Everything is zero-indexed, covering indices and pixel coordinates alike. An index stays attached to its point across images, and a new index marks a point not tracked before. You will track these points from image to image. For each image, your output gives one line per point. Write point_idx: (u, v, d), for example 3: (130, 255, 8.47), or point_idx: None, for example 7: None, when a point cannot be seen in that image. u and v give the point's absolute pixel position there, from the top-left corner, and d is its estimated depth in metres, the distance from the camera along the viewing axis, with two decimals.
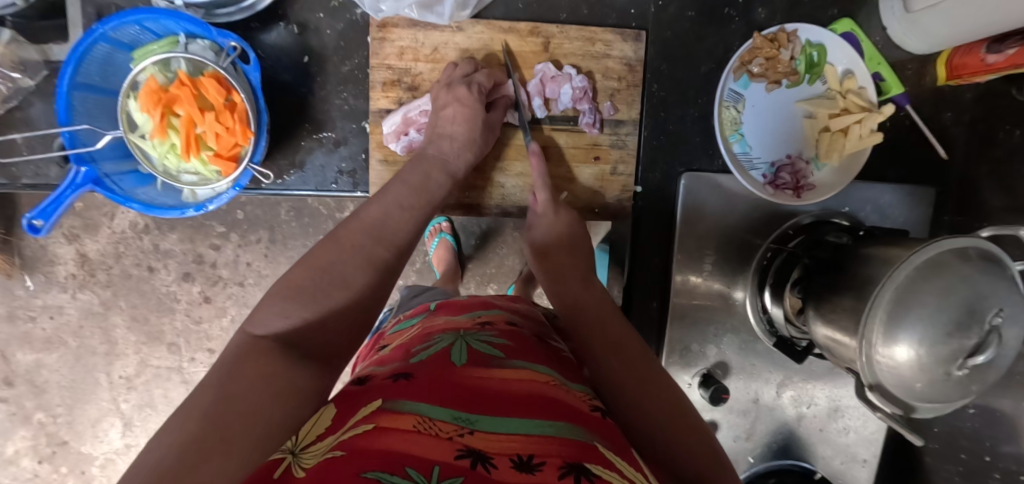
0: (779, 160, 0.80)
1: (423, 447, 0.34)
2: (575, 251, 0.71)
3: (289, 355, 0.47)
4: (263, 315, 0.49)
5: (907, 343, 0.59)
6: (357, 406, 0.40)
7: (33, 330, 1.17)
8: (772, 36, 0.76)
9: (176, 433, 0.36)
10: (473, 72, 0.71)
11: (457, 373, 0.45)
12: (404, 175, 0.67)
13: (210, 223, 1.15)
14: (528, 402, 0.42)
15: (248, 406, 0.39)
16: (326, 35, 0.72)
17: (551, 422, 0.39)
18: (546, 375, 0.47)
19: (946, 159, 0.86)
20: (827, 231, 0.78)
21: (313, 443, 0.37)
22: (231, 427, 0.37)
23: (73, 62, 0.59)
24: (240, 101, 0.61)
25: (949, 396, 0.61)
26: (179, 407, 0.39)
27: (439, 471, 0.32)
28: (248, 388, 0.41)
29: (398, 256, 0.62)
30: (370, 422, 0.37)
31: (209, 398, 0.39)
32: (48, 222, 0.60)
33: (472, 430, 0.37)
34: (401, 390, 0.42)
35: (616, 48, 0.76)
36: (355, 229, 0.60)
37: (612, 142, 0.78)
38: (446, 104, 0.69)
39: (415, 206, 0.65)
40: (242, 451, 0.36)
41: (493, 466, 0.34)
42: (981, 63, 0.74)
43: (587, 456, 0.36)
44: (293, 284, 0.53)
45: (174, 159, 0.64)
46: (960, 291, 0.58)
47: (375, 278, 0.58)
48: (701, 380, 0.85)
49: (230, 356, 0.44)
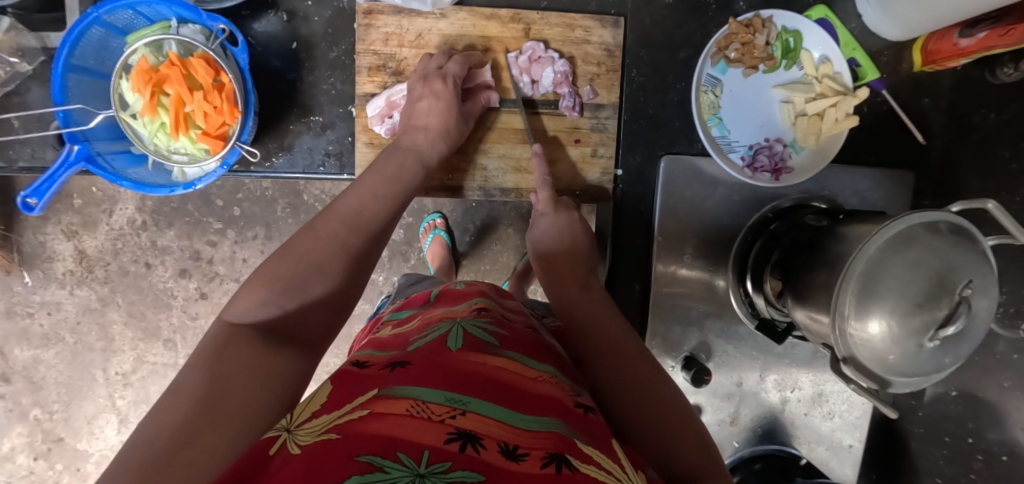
0: (757, 143, 0.82)
1: (413, 431, 0.35)
2: (574, 255, 0.71)
3: (268, 341, 0.48)
4: (242, 304, 0.50)
5: (879, 316, 0.60)
6: (352, 391, 0.41)
7: (30, 326, 1.19)
8: (747, 21, 0.78)
9: (165, 418, 0.38)
10: (446, 62, 0.73)
11: (451, 360, 0.46)
12: (380, 166, 0.68)
13: (207, 219, 1.18)
14: (516, 395, 0.43)
15: (232, 392, 0.41)
16: (314, 22, 0.74)
17: (539, 417, 0.41)
18: (539, 372, 0.49)
19: (925, 143, 0.87)
20: (805, 213, 0.80)
21: (309, 420, 0.37)
22: (219, 413, 0.39)
23: (68, 44, 0.62)
24: (228, 81, 0.63)
25: (923, 368, 0.62)
26: (167, 393, 0.40)
27: (429, 455, 0.32)
28: (231, 375, 0.43)
29: (371, 243, 0.63)
30: (366, 407, 0.37)
31: (196, 386, 0.41)
32: (41, 200, 0.63)
33: (464, 413, 0.38)
34: (396, 377, 0.43)
35: (596, 34, 0.78)
36: (330, 220, 0.61)
37: (593, 125, 0.80)
38: (422, 97, 0.71)
39: (390, 193, 0.66)
40: (228, 433, 0.39)
41: (482, 448, 0.34)
42: (955, 48, 0.76)
43: (571, 449, 0.38)
44: (272, 274, 0.54)
45: (164, 138, 0.66)
46: (928, 263, 0.59)
47: (350, 265, 0.59)
48: (684, 363, 0.86)
49: (211, 344, 0.46)
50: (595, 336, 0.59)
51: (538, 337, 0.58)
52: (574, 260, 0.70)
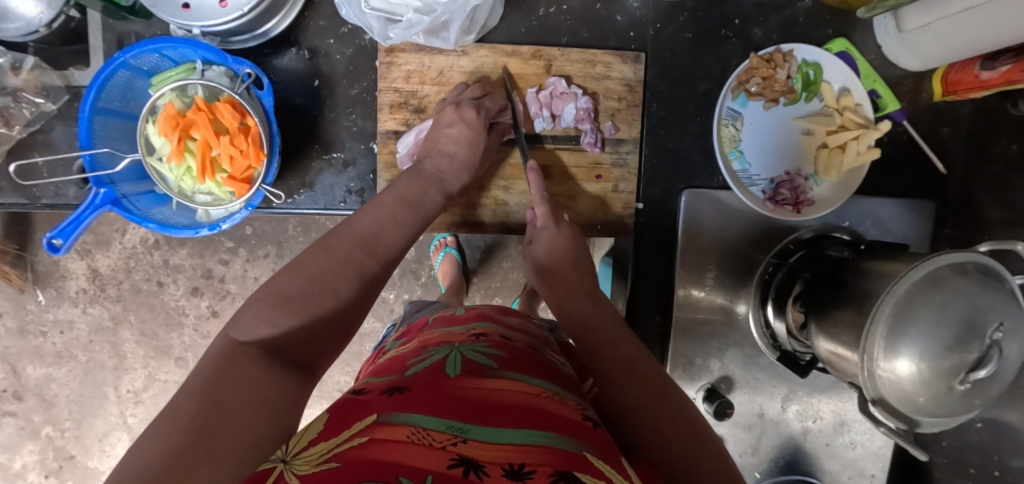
0: (779, 176, 0.81)
1: (415, 457, 0.36)
2: (580, 270, 0.68)
3: (269, 361, 0.48)
4: (250, 320, 0.50)
5: (908, 357, 0.60)
6: (351, 417, 0.42)
7: (43, 344, 1.19)
8: (768, 56, 0.78)
9: (162, 441, 0.37)
10: (481, 96, 0.74)
11: (451, 386, 0.47)
12: (400, 189, 0.68)
13: (220, 238, 1.18)
14: (517, 413, 0.44)
15: (233, 415, 0.41)
16: (336, 60, 0.74)
17: (543, 433, 0.42)
18: (538, 387, 0.49)
19: (946, 174, 0.87)
20: (829, 245, 0.80)
21: (305, 450, 0.39)
22: (217, 437, 0.38)
23: (95, 89, 0.62)
24: (254, 124, 0.63)
25: (952, 410, 0.62)
26: (162, 417, 0.39)
27: (432, 479, 0.34)
28: (232, 399, 0.42)
29: (385, 266, 0.63)
30: (364, 435, 0.39)
31: (197, 406, 0.40)
32: (67, 241, 0.63)
33: (466, 439, 0.39)
34: (396, 402, 0.44)
35: (616, 70, 0.78)
36: (345, 238, 0.61)
37: (614, 160, 0.79)
38: (451, 124, 0.71)
39: (409, 221, 0.66)
40: (226, 456, 0.37)
41: (484, 475, 0.35)
42: (976, 80, 0.76)
43: (578, 467, 0.38)
44: (279, 293, 0.53)
45: (189, 181, 0.66)
46: (957, 306, 0.59)
47: (361, 289, 0.59)
48: (704, 395, 0.86)
49: (215, 364, 0.45)
50: (600, 356, 0.55)
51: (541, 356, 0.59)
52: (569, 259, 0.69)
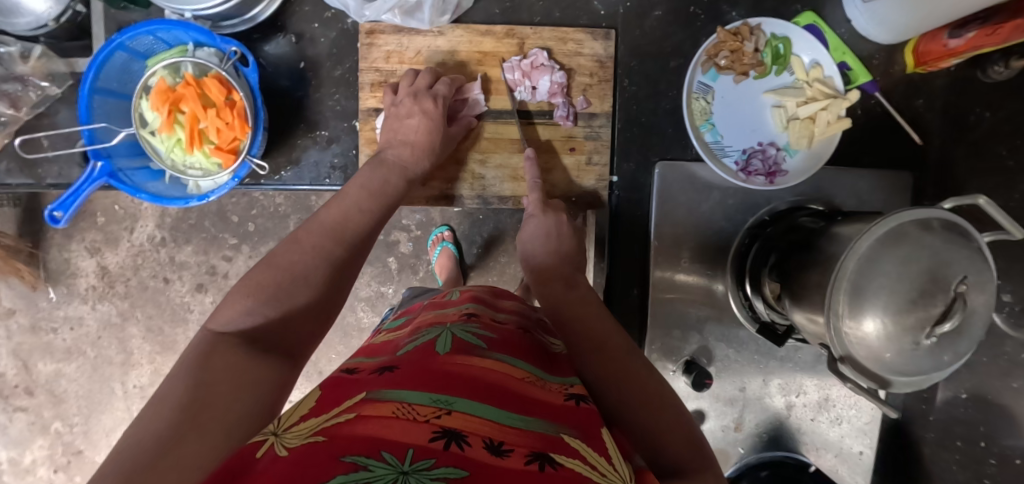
0: (750, 147, 0.83)
1: (399, 431, 0.38)
2: (560, 256, 0.75)
3: (250, 346, 0.51)
4: (227, 314, 0.54)
5: (874, 315, 0.61)
6: (342, 395, 0.44)
7: (54, 340, 1.23)
8: (735, 30, 0.80)
9: (153, 421, 0.40)
10: (433, 83, 0.76)
11: (438, 363, 0.49)
12: (362, 179, 0.71)
13: (223, 235, 1.22)
14: (501, 394, 0.46)
15: (219, 395, 0.44)
16: (320, 43, 0.78)
17: (522, 417, 0.44)
18: (523, 371, 0.52)
19: (922, 145, 0.88)
20: (800, 216, 0.81)
21: (296, 424, 0.39)
22: (206, 412, 0.42)
23: (93, 68, 0.67)
24: (240, 99, 0.67)
25: (921, 367, 0.63)
26: (152, 400, 0.43)
27: (414, 453, 0.35)
28: (215, 380, 0.45)
29: (354, 252, 0.66)
30: (353, 410, 0.41)
31: (182, 389, 0.43)
32: (67, 213, 0.67)
33: (450, 412, 0.41)
34: (385, 380, 0.46)
35: (588, 47, 0.81)
36: (314, 230, 0.65)
37: (587, 133, 0.82)
38: (410, 115, 0.74)
39: (373, 208, 0.69)
40: (214, 431, 0.41)
41: (466, 446, 0.38)
42: (944, 49, 0.78)
43: (555, 448, 0.41)
44: (254, 287, 0.57)
45: (180, 153, 0.70)
46: (920, 259, 0.61)
47: (333, 274, 0.63)
48: (684, 368, 0.87)
49: (197, 352, 0.48)
50: (574, 330, 0.63)
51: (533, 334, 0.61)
52: (563, 263, 0.74)
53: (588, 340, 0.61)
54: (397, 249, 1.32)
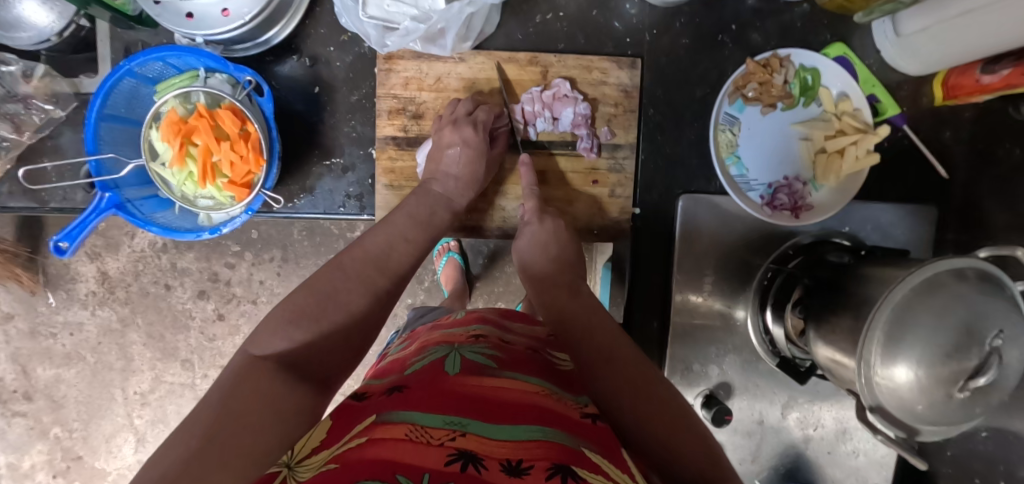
0: (776, 181, 0.81)
1: (414, 455, 0.37)
2: (561, 264, 0.71)
3: (286, 372, 0.49)
4: (267, 336, 0.51)
5: (906, 364, 0.60)
6: (353, 419, 0.43)
7: (53, 345, 1.21)
8: (764, 61, 0.78)
9: (177, 450, 0.38)
10: (474, 109, 0.74)
11: (449, 384, 0.47)
12: (411, 208, 0.70)
13: (226, 242, 1.20)
14: (515, 409, 0.44)
15: (249, 424, 0.42)
16: (336, 67, 0.76)
17: (542, 428, 0.42)
18: (537, 386, 0.50)
19: (949, 179, 0.87)
20: (828, 250, 0.79)
21: (309, 456, 0.39)
22: (229, 443, 0.39)
23: (101, 96, 0.64)
24: (254, 130, 0.65)
25: (953, 417, 0.61)
26: (181, 427, 0.40)
27: (430, 476, 0.34)
28: (248, 409, 0.43)
29: (396, 283, 0.64)
30: (365, 435, 0.40)
31: (211, 418, 0.41)
32: (73, 244, 0.65)
33: (464, 434, 0.40)
34: (395, 402, 0.45)
35: (613, 75, 0.79)
36: (355, 258, 0.63)
37: (611, 165, 0.80)
38: (449, 144, 0.72)
39: (419, 240, 0.68)
40: (240, 461, 0.38)
41: (484, 468, 0.36)
42: (977, 84, 0.76)
43: (576, 461, 0.39)
44: (296, 308, 0.55)
45: (191, 186, 0.67)
46: (955, 313, 0.58)
47: (375, 304, 0.61)
48: (702, 401, 0.85)
49: (233, 376, 0.46)
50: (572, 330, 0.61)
51: (540, 350, 0.59)
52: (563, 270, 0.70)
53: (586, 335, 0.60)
54: None
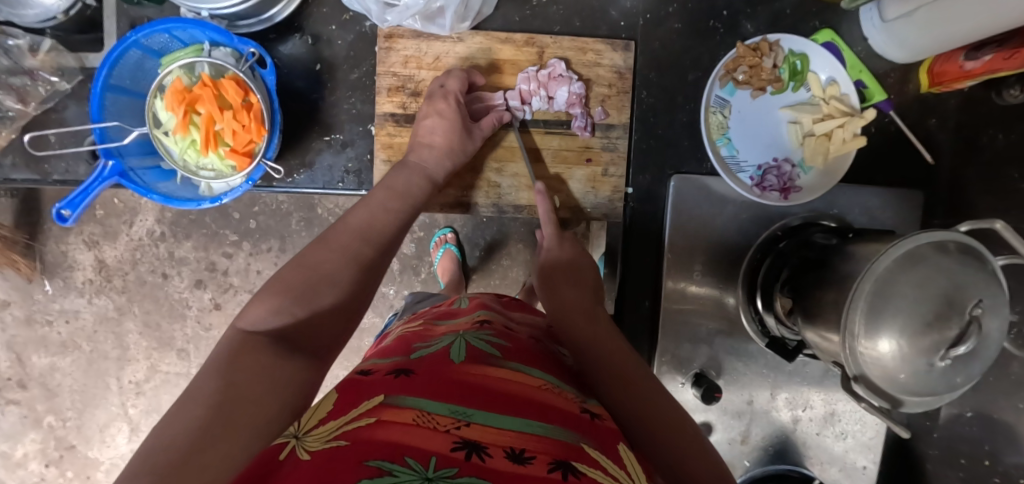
0: (766, 162, 0.83)
1: (421, 438, 0.38)
2: (577, 266, 0.75)
3: (280, 346, 0.50)
4: (257, 311, 0.52)
5: (888, 336, 0.61)
6: (361, 396, 0.44)
7: (49, 334, 1.21)
8: (755, 45, 0.80)
9: (183, 420, 0.39)
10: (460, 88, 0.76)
11: (454, 371, 0.48)
12: (388, 181, 0.72)
13: (224, 231, 1.21)
14: (519, 401, 0.46)
15: (249, 396, 0.43)
16: (337, 45, 0.77)
17: (543, 423, 0.44)
18: (540, 380, 0.51)
19: (934, 165, 0.89)
20: (814, 232, 0.81)
21: (316, 428, 0.41)
22: (233, 417, 0.40)
23: (107, 65, 0.65)
24: (256, 101, 0.66)
25: (936, 388, 0.62)
26: (183, 397, 0.41)
27: (436, 461, 0.36)
28: (245, 381, 0.44)
29: (380, 254, 0.66)
30: (373, 415, 0.41)
31: (211, 389, 0.42)
32: (75, 212, 0.66)
33: (469, 423, 0.41)
34: (403, 384, 0.46)
35: (607, 57, 0.81)
36: (342, 232, 0.65)
37: (604, 144, 0.82)
38: (426, 116, 0.75)
39: (399, 207, 0.70)
40: (244, 432, 0.40)
41: (488, 456, 0.38)
42: (961, 70, 0.78)
43: (577, 456, 0.41)
44: (285, 285, 0.56)
45: (193, 154, 0.69)
46: (937, 282, 0.60)
47: (361, 276, 0.62)
48: (693, 380, 0.87)
49: (228, 351, 0.47)
50: (582, 342, 0.62)
51: (543, 346, 0.61)
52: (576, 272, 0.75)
53: (591, 349, 0.61)
54: (399, 250, 1.30)
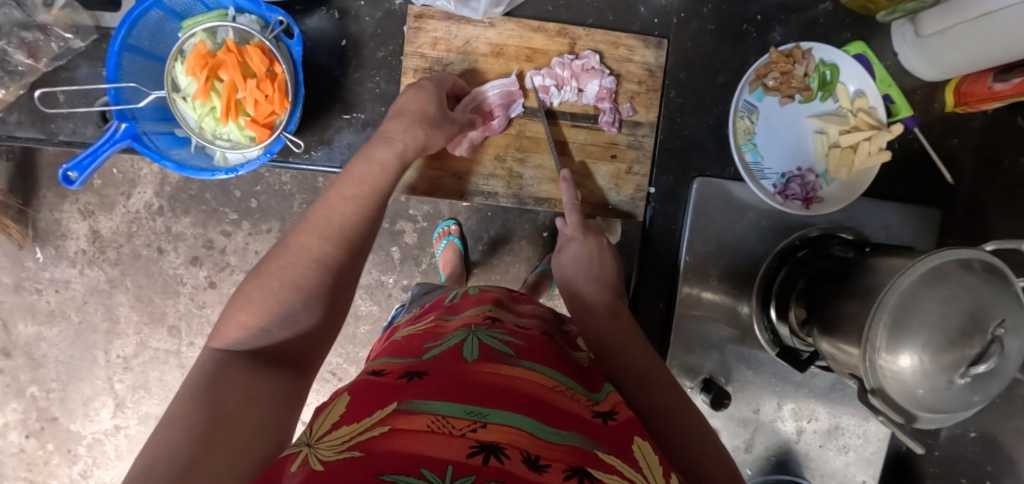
0: (790, 171, 0.83)
1: (436, 446, 0.33)
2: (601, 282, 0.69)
3: (258, 362, 0.45)
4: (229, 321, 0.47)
5: (911, 350, 0.57)
6: (370, 401, 0.39)
7: (37, 301, 1.17)
8: (788, 51, 0.80)
9: (167, 443, 0.34)
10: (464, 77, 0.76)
11: (468, 371, 0.43)
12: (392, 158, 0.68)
13: (224, 209, 1.15)
14: (531, 402, 0.41)
15: (233, 413, 0.38)
16: (365, 22, 0.76)
17: (557, 430, 0.38)
18: (553, 380, 0.46)
19: (953, 184, 0.88)
20: (832, 244, 0.78)
21: (329, 434, 0.35)
22: (221, 435, 0.36)
23: (127, 25, 0.63)
24: (281, 71, 0.64)
25: (953, 406, 0.59)
26: (165, 419, 0.37)
27: (454, 470, 0.31)
28: (226, 400, 0.39)
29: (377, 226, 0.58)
30: (386, 424, 0.35)
31: (192, 406, 0.37)
32: (83, 174, 0.63)
33: (485, 425, 0.36)
34: (413, 386, 0.40)
35: (639, 54, 0.80)
36: (335, 200, 0.57)
37: (630, 142, 0.81)
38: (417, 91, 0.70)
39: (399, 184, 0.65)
40: (236, 447, 0.36)
41: (506, 459, 0.33)
42: (989, 91, 0.77)
43: (593, 462, 0.36)
44: (261, 279, 0.49)
45: (211, 122, 0.67)
46: (962, 300, 0.56)
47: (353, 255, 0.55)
48: (701, 385, 0.86)
49: (203, 368, 0.42)
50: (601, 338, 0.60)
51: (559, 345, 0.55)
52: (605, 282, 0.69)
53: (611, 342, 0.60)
54: (401, 238, 1.16)
